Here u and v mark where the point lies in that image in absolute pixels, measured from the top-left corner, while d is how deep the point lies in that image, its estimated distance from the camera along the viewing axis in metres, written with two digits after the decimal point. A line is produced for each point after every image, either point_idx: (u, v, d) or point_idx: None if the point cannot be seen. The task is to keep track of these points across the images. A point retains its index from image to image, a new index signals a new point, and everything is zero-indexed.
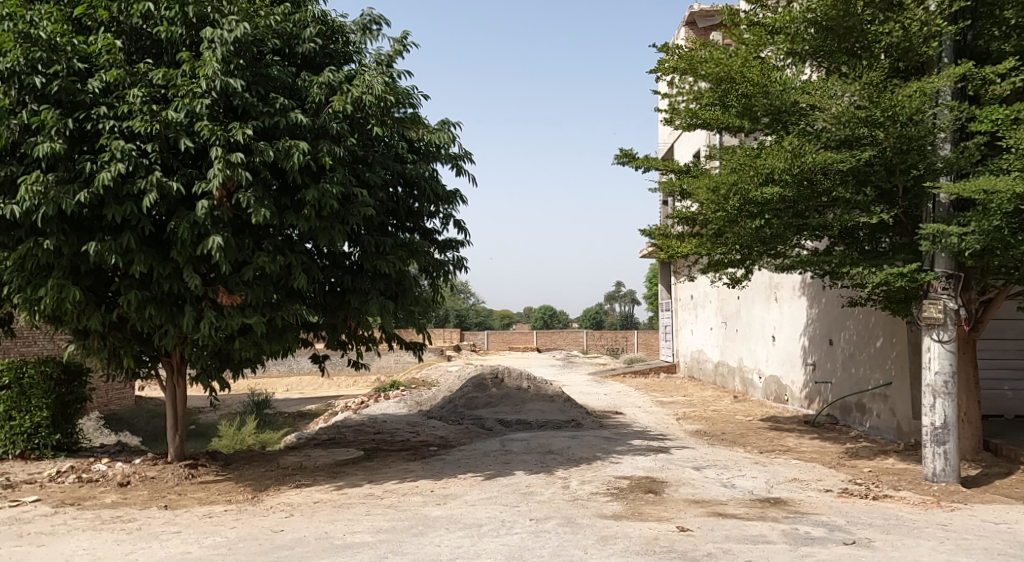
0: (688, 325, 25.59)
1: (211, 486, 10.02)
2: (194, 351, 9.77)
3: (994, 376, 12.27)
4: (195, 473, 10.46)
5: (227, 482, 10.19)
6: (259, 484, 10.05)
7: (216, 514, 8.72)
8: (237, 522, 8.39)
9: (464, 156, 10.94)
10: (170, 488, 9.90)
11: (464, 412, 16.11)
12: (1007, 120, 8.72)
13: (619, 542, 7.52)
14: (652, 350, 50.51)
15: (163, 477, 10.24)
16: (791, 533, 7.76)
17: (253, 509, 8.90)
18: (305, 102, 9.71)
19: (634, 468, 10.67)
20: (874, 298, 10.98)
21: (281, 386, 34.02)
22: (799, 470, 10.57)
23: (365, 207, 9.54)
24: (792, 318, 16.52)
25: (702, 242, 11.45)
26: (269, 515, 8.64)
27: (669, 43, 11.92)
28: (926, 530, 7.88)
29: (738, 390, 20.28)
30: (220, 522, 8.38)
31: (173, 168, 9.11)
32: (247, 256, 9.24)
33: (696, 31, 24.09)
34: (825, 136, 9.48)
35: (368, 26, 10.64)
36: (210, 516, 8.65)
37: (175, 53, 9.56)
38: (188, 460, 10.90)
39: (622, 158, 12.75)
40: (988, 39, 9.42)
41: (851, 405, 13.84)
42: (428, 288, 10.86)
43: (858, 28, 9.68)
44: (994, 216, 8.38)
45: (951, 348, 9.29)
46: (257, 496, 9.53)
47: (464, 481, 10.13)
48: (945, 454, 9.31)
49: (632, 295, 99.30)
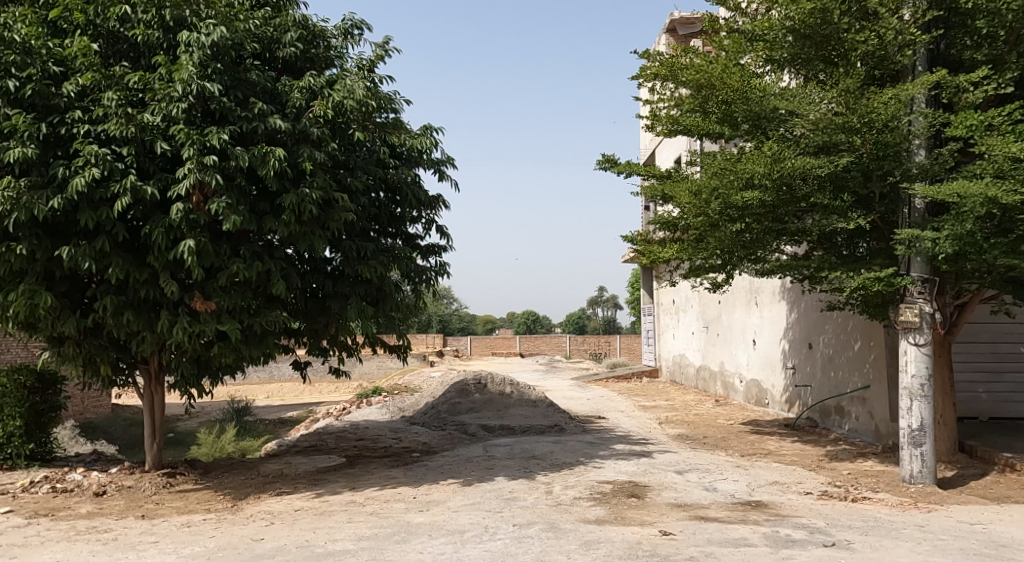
0: (670, 330, 25.72)
1: (190, 495, 9.99)
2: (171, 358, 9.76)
3: (968, 379, 12.40)
4: (173, 482, 10.43)
5: (206, 490, 10.15)
6: (238, 492, 10.05)
7: (195, 524, 8.69)
8: (216, 531, 8.37)
9: (447, 161, 10.98)
10: (146, 498, 9.85)
11: (447, 417, 16.12)
12: (981, 126, 8.76)
13: (602, 547, 7.57)
14: (634, 354, 50.75)
15: (140, 486, 10.19)
16: (773, 536, 7.84)
17: (233, 518, 8.88)
18: (285, 106, 9.72)
19: (617, 473, 10.73)
20: (852, 303, 11.11)
21: (262, 394, 33.88)
22: (780, 474, 10.64)
23: (345, 213, 9.55)
24: (772, 323, 16.69)
25: (683, 248, 11.61)
26: (249, 523, 8.63)
27: (649, 50, 12.08)
28: (904, 531, 7.99)
29: (720, 395, 20.37)
30: (199, 531, 8.36)
31: (149, 172, 9.08)
32: (224, 261, 9.22)
33: (677, 37, 24.44)
34: (804, 142, 9.64)
35: (349, 31, 10.67)
36: (188, 525, 8.63)
37: (152, 56, 9.57)
38: (165, 469, 10.83)
39: (605, 163, 12.84)
40: (961, 48, 9.54)
41: (830, 408, 13.98)
42: (411, 294, 10.88)
43: (835, 36, 9.82)
44: (967, 220, 8.45)
45: (927, 352, 9.39)
46: (237, 504, 9.52)
47: (446, 487, 10.13)
48: (922, 457, 9.41)
49: (614, 300, 99.52)
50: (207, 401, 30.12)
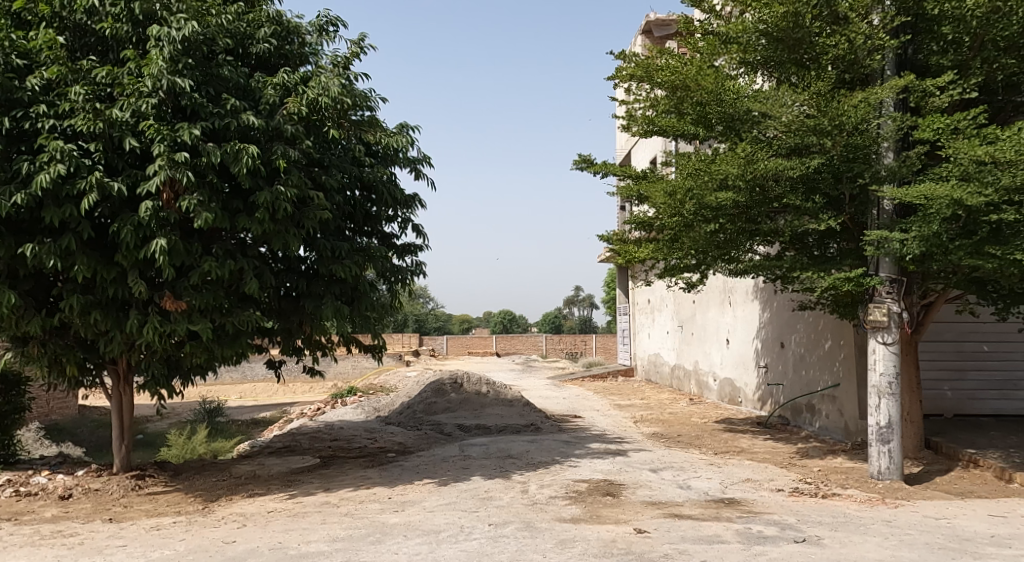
0: (645, 330, 25.90)
1: (159, 497, 9.97)
2: (141, 358, 9.72)
3: (933, 377, 12.61)
4: (143, 485, 10.39)
5: (176, 493, 10.13)
6: (209, 494, 10.04)
7: (164, 527, 8.68)
8: (186, 534, 8.37)
9: (423, 160, 11.02)
10: (114, 501, 9.82)
11: (422, 417, 16.15)
12: (947, 130, 8.95)
13: (577, 545, 7.66)
14: (610, 353, 50.98)
15: (108, 489, 10.15)
16: (745, 533, 7.97)
17: (204, 520, 8.87)
18: (258, 103, 9.69)
19: (592, 472, 10.83)
20: (823, 302, 11.30)
21: (234, 394, 33.69)
22: (753, 471, 10.80)
23: (319, 211, 9.58)
24: (745, 322, 16.90)
25: (659, 248, 11.75)
26: (221, 525, 8.63)
27: (626, 51, 12.20)
28: (872, 527, 8.16)
29: (694, 393, 20.57)
30: (168, 534, 8.35)
31: (117, 169, 9.05)
32: (196, 259, 9.21)
33: (653, 39, 24.63)
34: (776, 144, 9.80)
35: (325, 28, 10.67)
36: (158, 528, 8.62)
37: (121, 51, 9.51)
38: (134, 471, 10.79)
39: (581, 164, 12.95)
40: (928, 53, 9.75)
41: (801, 406, 14.18)
42: (386, 293, 10.91)
43: (807, 39, 9.99)
44: (933, 222, 8.63)
45: (895, 350, 9.57)
46: (208, 506, 9.52)
47: (421, 487, 10.18)
48: (889, 453, 9.60)
49: (590, 299, 99.86)
50: (177, 403, 29.89)
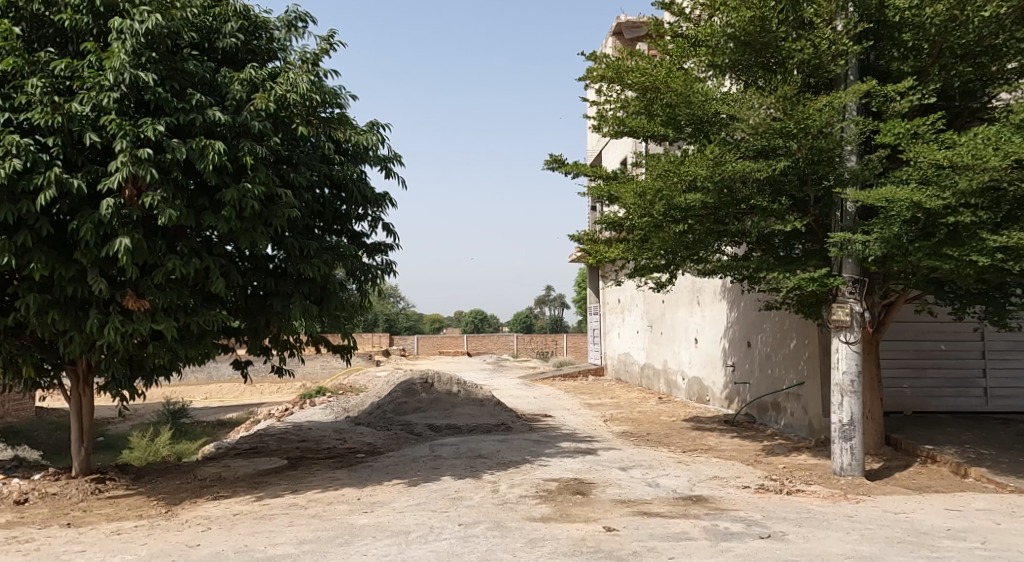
0: (615, 329, 26.09)
1: (119, 501, 9.90)
2: (102, 358, 9.64)
3: (893, 375, 12.87)
4: (103, 488, 10.32)
5: (137, 496, 10.08)
6: (171, 498, 9.99)
7: (125, 531, 8.64)
8: (148, 538, 8.34)
9: (394, 158, 11.06)
10: (73, 505, 9.75)
11: (392, 418, 16.14)
12: (908, 134, 9.15)
13: (547, 544, 7.74)
14: (581, 353, 51.21)
15: (66, 494, 10.07)
16: (712, 529, 8.11)
17: (166, 524, 8.84)
18: (224, 98, 9.69)
19: (562, 471, 10.94)
20: (788, 302, 11.51)
21: (199, 395, 33.37)
22: (720, 469, 10.97)
23: (288, 209, 9.59)
24: (713, 322, 17.10)
25: (629, 248, 11.88)
26: (184, 529, 8.61)
27: (597, 52, 12.31)
28: (834, 522, 8.34)
29: (663, 392, 20.78)
30: (129, 539, 8.31)
31: (76, 164, 8.99)
32: (159, 258, 9.18)
33: (623, 41, 24.81)
34: (744, 147, 9.93)
35: (293, 23, 10.68)
36: (118, 532, 8.58)
37: (81, 43, 9.45)
38: (94, 475, 10.70)
39: (552, 164, 13.04)
40: (889, 59, 9.97)
41: (767, 404, 14.40)
42: (356, 292, 10.93)
43: (773, 43, 10.16)
44: (895, 223, 8.84)
45: (857, 349, 9.77)
46: (171, 509, 9.48)
47: (391, 488, 10.22)
48: (851, 450, 9.81)
49: (560, 299, 100.19)
50: (139, 405, 29.53)
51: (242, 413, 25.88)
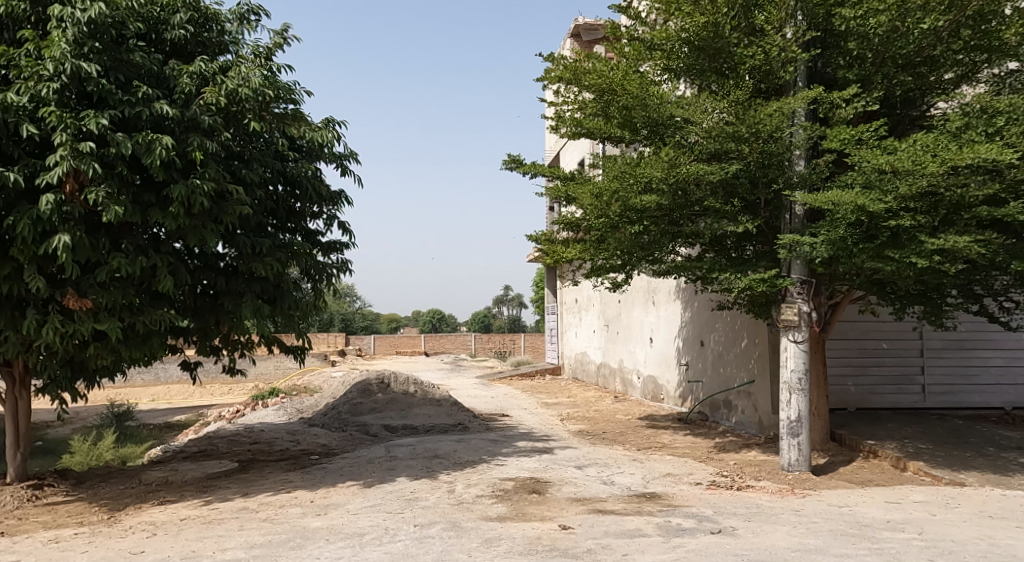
0: (572, 328, 26.31)
1: (57, 508, 9.79)
2: (41, 360, 9.52)
3: (839, 373, 13.22)
4: (41, 495, 10.18)
5: (77, 503, 9.97)
6: (114, 504, 9.89)
7: (65, 539, 8.56)
8: (90, 546, 8.27)
9: (350, 155, 11.08)
10: (9, 513, 9.61)
11: (347, 418, 16.10)
12: (852, 140, 9.42)
13: (502, 543, 7.85)
14: (538, 352, 51.45)
15: (2, 501, 9.92)
16: (665, 526, 8.30)
17: (108, 531, 8.77)
18: (173, 91, 9.61)
19: (518, 470, 11.06)
20: (740, 302, 11.77)
21: (146, 397, 32.82)
22: (673, 466, 11.19)
23: (239, 206, 9.56)
24: (668, 321, 17.37)
25: (586, 248, 12.07)
26: (128, 536, 8.54)
27: (554, 54, 12.44)
28: (782, 516, 8.58)
29: (619, 391, 21.04)
30: (69, 547, 8.24)
31: (13, 157, 8.88)
32: (102, 256, 9.10)
33: (581, 43, 25.03)
34: (698, 149, 10.23)
35: (246, 16, 10.64)
36: (57, 540, 8.49)
37: (17, 30, 9.37)
38: (31, 480, 10.53)
39: (510, 163, 13.15)
40: (835, 67, 10.30)
41: (719, 402, 14.69)
42: (311, 291, 10.92)
43: (726, 49, 10.40)
44: (840, 225, 9.12)
45: (805, 348, 10.05)
46: (113, 516, 9.40)
47: (345, 490, 10.25)
48: (799, 446, 10.09)
49: (518, 299, 100.43)
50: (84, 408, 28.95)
51: (191, 415, 25.53)
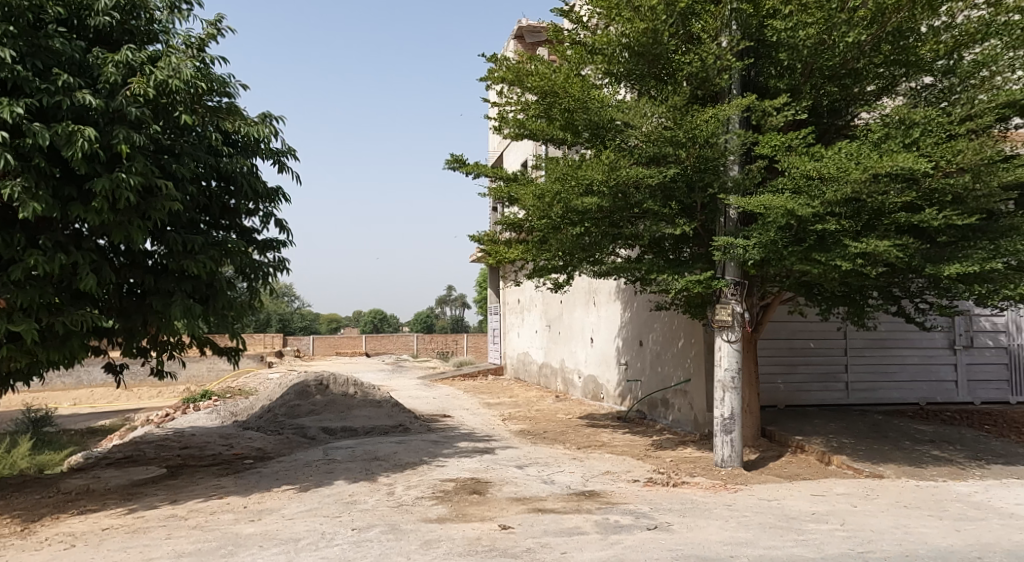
0: (514, 328, 26.48)
1: None
2: None
3: (770, 371, 13.63)
4: None
5: None
6: (32, 514, 9.69)
7: None
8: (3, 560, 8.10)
9: (287, 152, 11.03)
10: None
11: (284, 421, 15.97)
12: (782, 147, 9.75)
13: (442, 545, 7.95)
14: (479, 352, 51.57)
15: None
16: (603, 523, 8.49)
17: (23, 544, 8.59)
18: (97, 81, 9.44)
19: (459, 471, 11.15)
20: (677, 303, 12.04)
21: (67, 401, 31.97)
22: (611, 464, 11.41)
23: (168, 202, 9.45)
24: (608, 321, 17.64)
25: (528, 249, 12.23)
26: (44, 548, 8.39)
27: (497, 55, 12.55)
28: (714, 511, 8.84)
29: (560, 390, 21.28)
30: None
31: None
32: (18, 253, 8.95)
33: (524, 44, 25.22)
34: (638, 153, 10.47)
35: (176, 5, 10.47)
36: None
37: None
38: None
39: (453, 163, 13.20)
40: (767, 76, 10.63)
41: (657, 401, 14.99)
42: (246, 291, 10.87)
43: (665, 55, 10.66)
44: (771, 229, 9.42)
45: (738, 347, 10.37)
46: (30, 527, 9.21)
47: (279, 495, 10.22)
48: (731, 442, 10.40)
49: (461, 298, 100.41)
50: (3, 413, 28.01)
51: (119, 419, 24.93)
